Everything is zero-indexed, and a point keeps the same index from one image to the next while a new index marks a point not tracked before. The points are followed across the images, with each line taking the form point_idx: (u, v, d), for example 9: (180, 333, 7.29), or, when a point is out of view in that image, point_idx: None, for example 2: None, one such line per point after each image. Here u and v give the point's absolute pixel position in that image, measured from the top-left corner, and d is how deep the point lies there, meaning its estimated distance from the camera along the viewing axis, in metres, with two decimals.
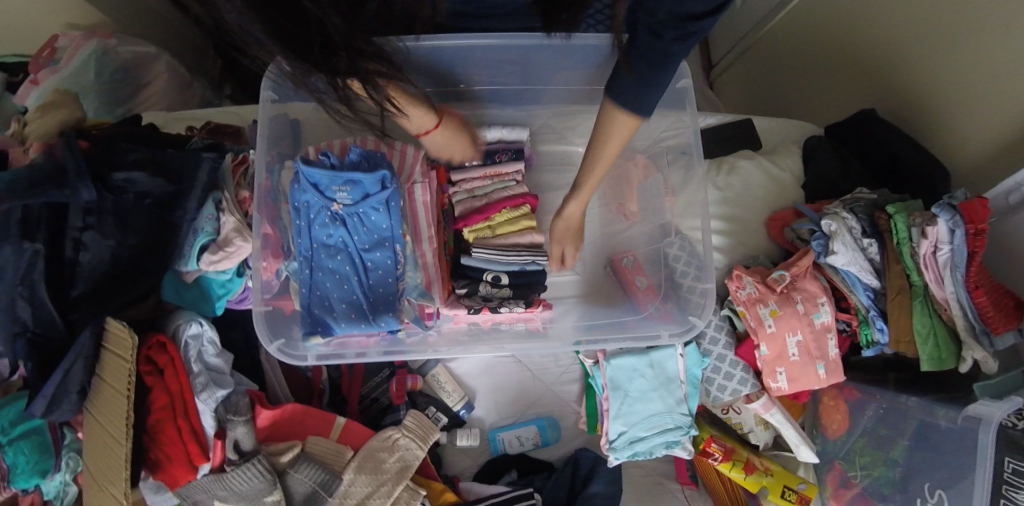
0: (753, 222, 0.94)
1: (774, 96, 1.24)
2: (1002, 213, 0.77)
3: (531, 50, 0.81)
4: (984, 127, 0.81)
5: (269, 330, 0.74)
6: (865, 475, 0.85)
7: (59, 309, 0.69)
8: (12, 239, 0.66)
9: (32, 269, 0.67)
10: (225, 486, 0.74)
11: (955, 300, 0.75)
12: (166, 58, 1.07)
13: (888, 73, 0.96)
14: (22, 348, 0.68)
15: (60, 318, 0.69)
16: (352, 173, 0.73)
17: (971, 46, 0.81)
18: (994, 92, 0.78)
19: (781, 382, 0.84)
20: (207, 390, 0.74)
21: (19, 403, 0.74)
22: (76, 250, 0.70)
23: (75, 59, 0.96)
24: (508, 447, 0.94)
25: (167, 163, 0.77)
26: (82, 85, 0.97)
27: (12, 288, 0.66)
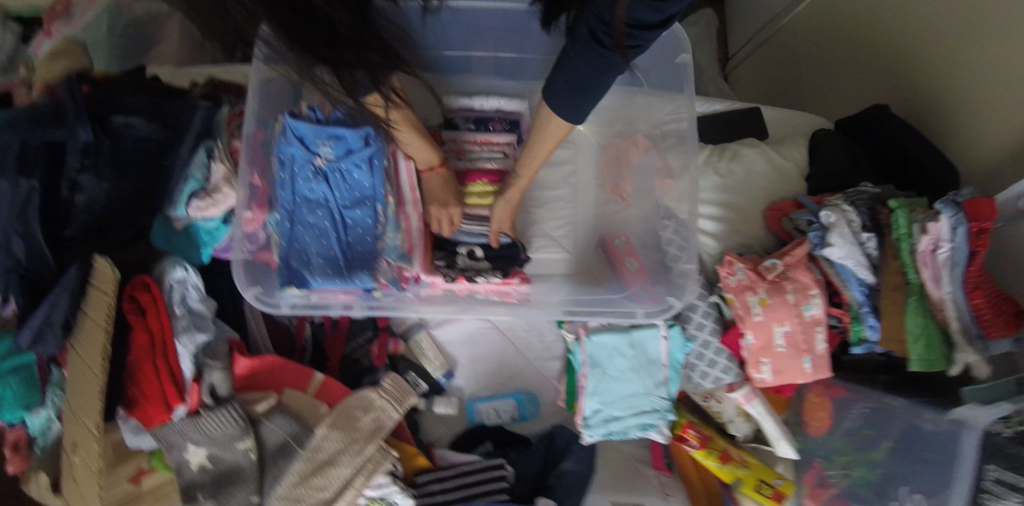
0: (751, 210, 0.92)
1: (784, 90, 1.22)
2: (1011, 217, 0.74)
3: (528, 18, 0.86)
4: (998, 126, 0.77)
5: (247, 276, 0.75)
6: (845, 475, 0.80)
7: (53, 247, 0.72)
8: (10, 173, 0.69)
9: (28, 205, 0.69)
10: (199, 430, 0.74)
11: (951, 300, 0.72)
12: (177, 18, 1.07)
13: (905, 67, 0.92)
14: (13, 282, 0.70)
15: (51, 255, 0.71)
16: (336, 128, 0.77)
17: (991, 43, 0.76)
18: (1007, 89, 0.74)
19: (765, 374, 0.82)
20: (187, 333, 0.75)
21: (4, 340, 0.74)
22: (71, 191, 0.72)
23: (89, 11, 0.99)
24: (485, 418, 0.95)
25: (164, 111, 0.80)
26: (94, 38, 0.99)
27: (8, 224, 0.68)
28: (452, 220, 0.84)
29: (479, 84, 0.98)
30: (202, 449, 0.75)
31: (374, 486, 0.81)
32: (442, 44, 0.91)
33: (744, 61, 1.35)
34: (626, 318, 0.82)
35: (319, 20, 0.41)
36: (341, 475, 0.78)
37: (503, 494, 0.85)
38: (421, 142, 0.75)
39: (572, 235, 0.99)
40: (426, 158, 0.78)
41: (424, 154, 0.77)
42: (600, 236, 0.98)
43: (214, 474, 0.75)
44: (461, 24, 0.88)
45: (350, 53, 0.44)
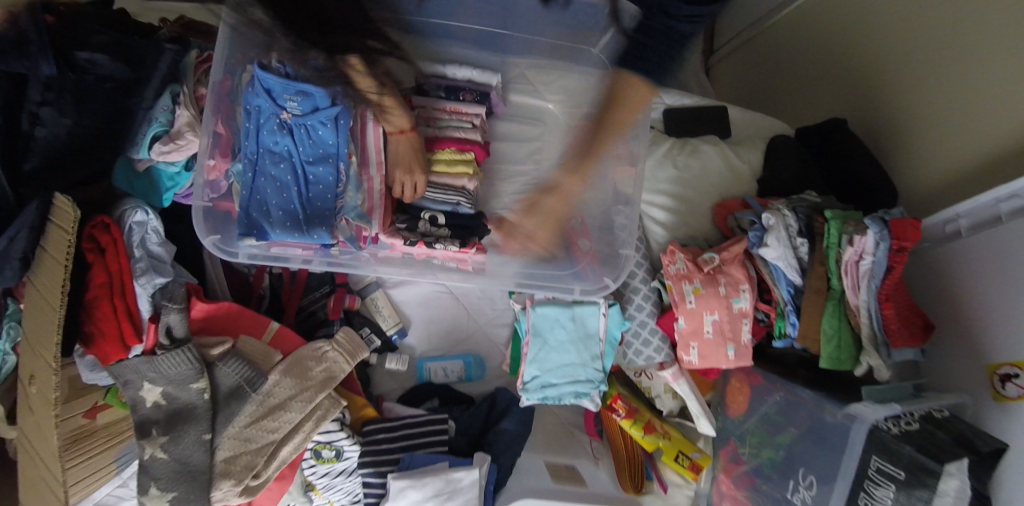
0: (702, 205, 0.97)
1: (757, 88, 1.26)
2: (935, 241, 0.84)
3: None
4: (947, 154, 0.85)
5: (206, 223, 0.77)
6: (753, 455, 0.89)
7: (12, 180, 0.72)
8: None
9: None
10: (155, 368, 0.79)
11: (865, 308, 0.81)
12: None
13: (873, 87, 0.97)
14: None
15: (11, 189, 0.71)
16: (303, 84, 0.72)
17: (957, 86, 0.82)
18: (965, 122, 0.81)
19: (692, 357, 0.89)
20: (145, 275, 0.78)
21: None
22: (32, 124, 0.71)
23: None
24: (433, 376, 1.00)
25: (130, 48, 0.77)
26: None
27: None
28: (416, 187, 0.84)
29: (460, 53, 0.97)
30: (157, 387, 0.79)
31: (321, 431, 0.87)
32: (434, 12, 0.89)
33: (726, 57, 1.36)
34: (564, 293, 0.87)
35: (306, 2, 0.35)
36: (290, 418, 0.84)
37: (442, 447, 0.92)
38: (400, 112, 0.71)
39: None
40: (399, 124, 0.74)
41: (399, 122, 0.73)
42: None
43: (168, 411, 0.80)
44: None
45: (338, 36, 0.38)
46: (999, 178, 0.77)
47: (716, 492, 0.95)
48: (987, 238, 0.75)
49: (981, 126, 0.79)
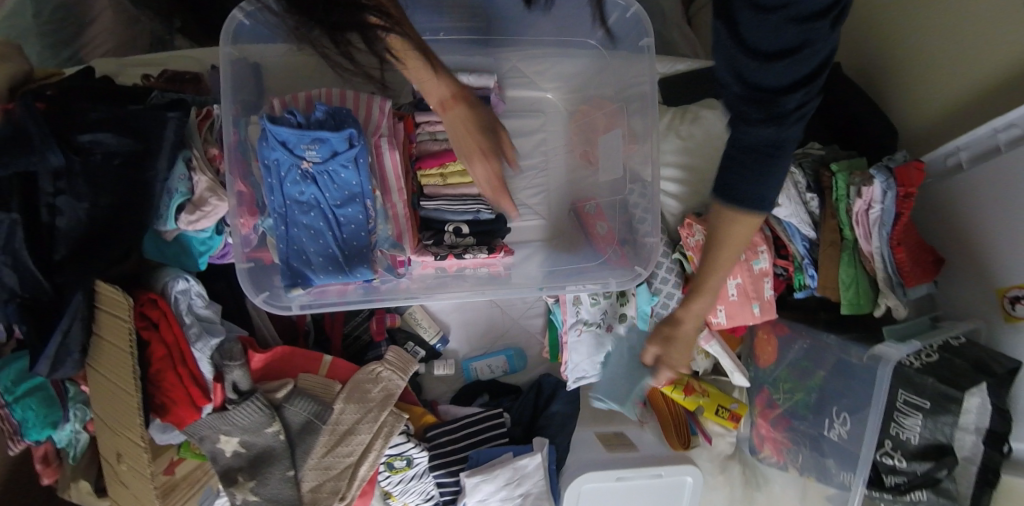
0: (709, 173, 0.99)
1: None
2: (940, 175, 0.88)
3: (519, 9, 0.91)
4: (946, 88, 0.87)
5: (253, 283, 0.79)
6: (788, 398, 0.97)
7: (45, 271, 0.74)
8: None
9: (14, 236, 0.72)
10: (228, 421, 0.83)
11: (878, 254, 0.86)
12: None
13: (867, 29, 0.99)
14: (15, 310, 0.73)
15: (45, 279, 0.73)
16: (319, 132, 0.75)
17: (950, 20, 0.84)
18: (957, 57, 0.84)
19: (720, 318, 0.94)
20: (201, 339, 0.80)
21: (22, 361, 0.83)
22: (52, 214, 0.74)
23: None
24: (480, 374, 1.06)
25: (131, 120, 0.76)
26: (22, 26, 1.03)
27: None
28: (496, 173, 0.69)
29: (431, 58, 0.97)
30: (234, 437, 0.84)
31: (392, 445, 0.93)
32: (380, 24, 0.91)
33: None
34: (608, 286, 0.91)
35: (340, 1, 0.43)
36: (361, 441, 0.90)
37: (503, 438, 0.98)
38: (421, 64, 0.57)
39: (546, 202, 1.06)
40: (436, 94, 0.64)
41: (440, 92, 0.64)
42: (571, 203, 1.07)
43: (249, 457, 0.85)
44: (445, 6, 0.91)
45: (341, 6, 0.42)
46: (993, 107, 0.81)
47: (757, 436, 1.04)
48: (987, 169, 0.79)
49: (974, 56, 0.81)
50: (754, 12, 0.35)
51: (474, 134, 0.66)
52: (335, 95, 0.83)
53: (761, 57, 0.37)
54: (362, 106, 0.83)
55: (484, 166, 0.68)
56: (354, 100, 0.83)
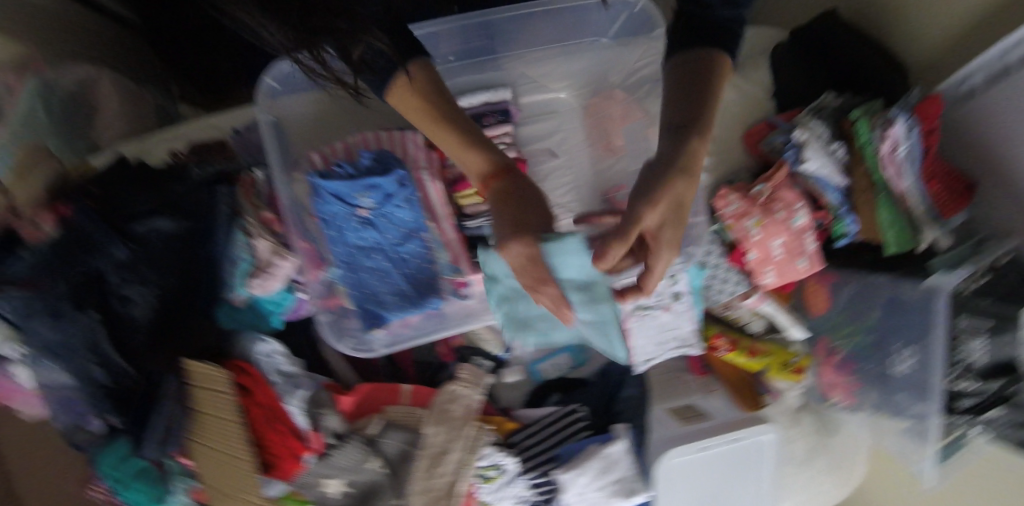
0: (732, 141, 1.02)
1: None
2: (957, 101, 0.90)
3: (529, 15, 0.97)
4: (944, 18, 0.88)
5: (337, 332, 0.84)
6: (847, 342, 1.02)
7: (127, 359, 0.76)
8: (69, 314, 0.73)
9: (94, 334, 0.74)
10: (331, 465, 0.88)
11: (911, 190, 0.87)
12: (107, 76, 1.09)
13: None
14: (104, 400, 0.78)
15: (132, 367, 0.77)
16: (370, 179, 0.80)
17: None
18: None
19: (769, 278, 0.97)
20: (291, 394, 0.85)
21: (122, 444, 0.83)
22: (123, 304, 0.75)
23: (18, 104, 0.96)
24: (547, 374, 1.10)
25: (180, 201, 0.78)
26: (36, 125, 0.97)
27: (84, 354, 0.75)
28: (534, 257, 0.53)
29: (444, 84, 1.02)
30: (337, 479, 0.88)
31: (483, 457, 0.96)
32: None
33: None
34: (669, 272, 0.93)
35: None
36: (454, 459, 0.93)
37: (586, 430, 1.04)
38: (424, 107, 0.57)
39: (578, 197, 1.03)
40: (473, 165, 0.59)
41: (476, 165, 0.58)
42: (602, 194, 1.02)
43: (357, 495, 0.89)
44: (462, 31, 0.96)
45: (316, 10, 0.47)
46: (995, 31, 0.81)
47: (825, 382, 1.09)
48: (1002, 90, 0.82)
49: None
50: None
51: (505, 201, 0.56)
52: (370, 140, 0.86)
53: None
54: (398, 142, 0.86)
55: (512, 246, 0.53)
56: (384, 139, 0.86)
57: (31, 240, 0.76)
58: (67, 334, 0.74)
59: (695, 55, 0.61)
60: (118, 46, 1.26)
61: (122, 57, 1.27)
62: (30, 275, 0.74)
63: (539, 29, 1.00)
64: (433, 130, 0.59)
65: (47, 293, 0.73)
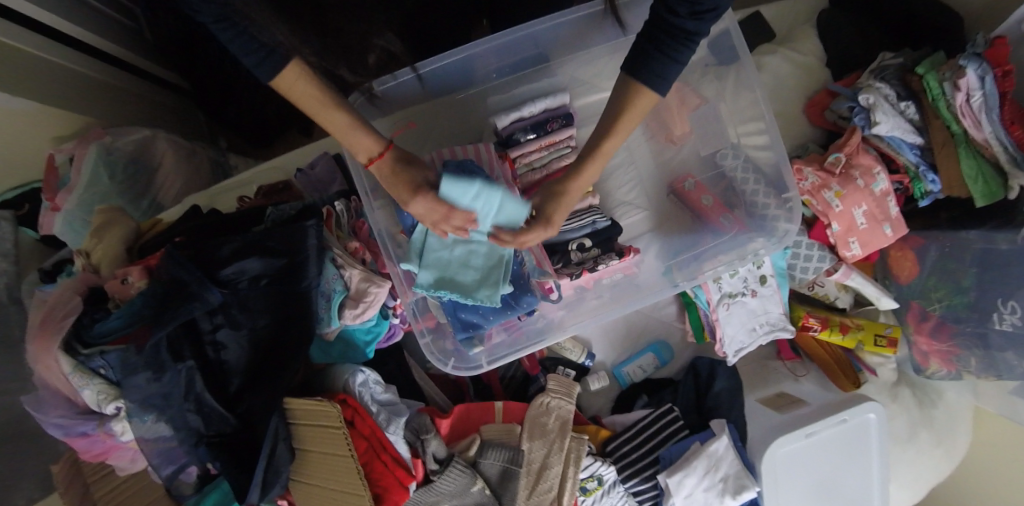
0: (793, 112, 1.06)
1: None
2: (1019, 41, 0.87)
3: (542, 35, 0.95)
4: None
5: (442, 353, 0.86)
6: (941, 305, 0.97)
7: (228, 405, 0.76)
8: (168, 365, 0.73)
9: (192, 384, 0.75)
10: (435, 492, 0.84)
11: (994, 139, 0.86)
12: (162, 135, 1.11)
13: None
14: (206, 450, 0.76)
15: (229, 413, 0.76)
16: None
17: None
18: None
19: (855, 249, 0.96)
20: (392, 423, 0.82)
21: (219, 489, 0.85)
22: (217, 350, 0.77)
23: (82, 169, 0.98)
24: (633, 376, 1.07)
25: (264, 241, 0.78)
26: (101, 190, 1.00)
27: (182, 404, 0.74)
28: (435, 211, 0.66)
29: (499, 97, 1.04)
30: (445, 504, 0.86)
31: (583, 468, 0.94)
32: (446, 78, 0.97)
33: None
34: (752, 254, 0.95)
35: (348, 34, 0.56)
36: (556, 473, 0.91)
37: (684, 430, 0.99)
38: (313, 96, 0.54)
39: (644, 193, 1.10)
40: (364, 147, 0.61)
41: (363, 146, 0.61)
42: (668, 186, 1.11)
43: None
44: (493, 52, 0.95)
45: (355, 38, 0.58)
46: None
47: (918, 353, 1.04)
48: None
49: None
50: None
51: (402, 184, 0.64)
52: (448, 154, 0.94)
53: None
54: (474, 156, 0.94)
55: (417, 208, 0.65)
56: (463, 151, 0.94)
57: (119, 296, 0.79)
58: (165, 387, 0.73)
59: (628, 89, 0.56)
60: (177, 108, 1.31)
61: (171, 120, 1.28)
62: (127, 331, 0.73)
63: (570, 39, 0.99)
64: (323, 108, 0.56)
65: (141, 349, 0.72)
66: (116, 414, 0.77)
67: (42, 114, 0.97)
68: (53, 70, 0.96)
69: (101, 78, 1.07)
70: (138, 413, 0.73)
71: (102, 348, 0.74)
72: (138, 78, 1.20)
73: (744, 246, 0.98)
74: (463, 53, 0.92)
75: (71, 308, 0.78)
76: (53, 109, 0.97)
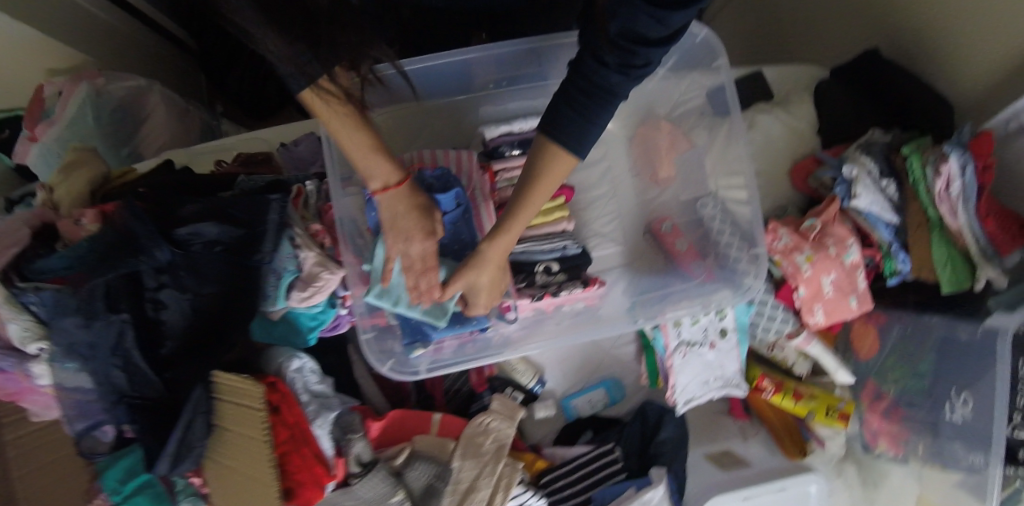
0: (778, 173, 1.07)
1: (781, 42, 1.33)
2: (1003, 138, 0.88)
3: (539, 53, 0.94)
4: (992, 59, 0.89)
5: (379, 353, 0.82)
6: (896, 385, 0.98)
7: (156, 369, 0.72)
8: (101, 314, 0.69)
9: (123, 338, 0.70)
10: (353, 496, 0.82)
11: (967, 229, 0.87)
12: (158, 88, 1.09)
13: (894, 18, 1.04)
14: (124, 412, 0.72)
15: (156, 377, 0.72)
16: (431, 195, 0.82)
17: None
18: (989, 12, 0.87)
19: (819, 317, 0.95)
20: (320, 416, 0.79)
21: (129, 458, 0.80)
22: (156, 310, 0.73)
23: (68, 107, 0.97)
24: (581, 411, 1.04)
25: (230, 209, 0.77)
26: (81, 131, 0.98)
27: (108, 358, 0.70)
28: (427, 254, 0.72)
29: (493, 109, 1.05)
30: None
31: (512, 497, 0.89)
32: (432, 84, 0.96)
33: (744, 21, 1.44)
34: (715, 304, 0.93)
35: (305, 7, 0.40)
36: (483, 497, 0.87)
37: (620, 472, 0.97)
38: (347, 121, 0.56)
39: (621, 228, 1.09)
40: (382, 174, 0.63)
41: (383, 172, 0.63)
42: (646, 224, 1.10)
43: None
44: (492, 61, 0.95)
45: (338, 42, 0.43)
46: None
47: (868, 431, 1.04)
48: None
49: (1003, 29, 0.86)
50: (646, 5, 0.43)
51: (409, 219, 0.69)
52: (427, 157, 0.93)
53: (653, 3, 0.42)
54: (454, 161, 0.93)
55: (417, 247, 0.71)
56: (444, 157, 0.93)
57: (68, 236, 0.76)
58: (93, 337, 0.70)
59: (543, 158, 0.58)
60: (174, 63, 1.30)
61: (172, 76, 1.28)
62: (67, 274, 0.72)
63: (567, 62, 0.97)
64: (347, 132, 0.57)
65: (77, 293, 0.70)
66: (37, 356, 0.74)
67: (40, 48, 0.96)
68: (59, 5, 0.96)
69: (102, 18, 1.06)
70: (61, 359, 0.72)
71: (39, 285, 0.72)
72: (140, 26, 1.19)
73: (708, 294, 0.97)
74: (461, 57, 0.91)
75: (18, 237, 0.76)
76: (50, 43, 0.96)
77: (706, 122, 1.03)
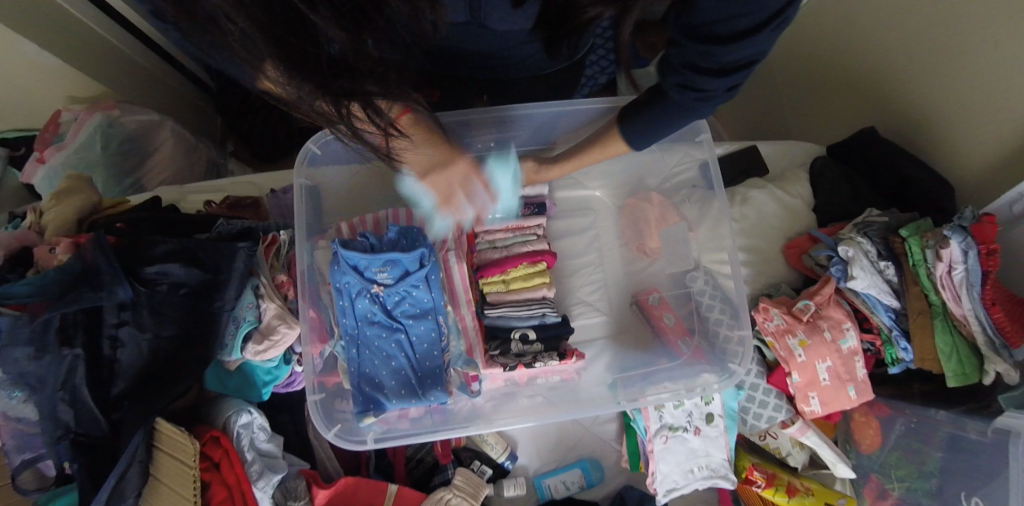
0: (772, 250, 1.01)
1: (779, 121, 1.34)
2: (1007, 223, 0.83)
3: (540, 120, 0.95)
4: (993, 141, 0.86)
5: (326, 417, 0.78)
6: (901, 486, 0.89)
7: (104, 408, 0.68)
8: (51, 349, 0.65)
9: (72, 374, 0.66)
10: None
11: (973, 316, 0.80)
12: (169, 124, 1.12)
13: (889, 99, 1.03)
14: (66, 448, 0.66)
15: (104, 419, 0.67)
16: (390, 253, 0.81)
17: (978, 79, 0.87)
18: (987, 94, 0.86)
19: (814, 406, 0.88)
20: (263, 477, 0.76)
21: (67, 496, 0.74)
22: (113, 347, 0.69)
23: (79, 134, 1.00)
24: (554, 493, 0.95)
25: (200, 251, 0.74)
26: (88, 159, 1.02)
27: (54, 393, 0.66)
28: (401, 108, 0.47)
29: None
30: None
31: None
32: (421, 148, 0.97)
33: (743, 96, 1.45)
34: (701, 388, 0.85)
35: (307, 40, 0.37)
36: None
37: None
38: None
39: (607, 298, 1.07)
40: None
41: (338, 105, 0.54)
42: (633, 296, 1.07)
43: None
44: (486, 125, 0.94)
45: (339, 77, 0.41)
46: None
47: None
48: None
49: (1005, 107, 0.84)
50: (694, 44, 0.46)
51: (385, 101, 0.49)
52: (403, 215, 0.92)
53: (698, 40, 0.45)
54: (429, 222, 0.91)
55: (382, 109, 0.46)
56: (421, 216, 0.92)
57: (41, 263, 0.74)
58: (42, 370, 0.66)
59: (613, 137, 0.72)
60: (197, 106, 1.35)
61: (189, 115, 1.32)
62: (28, 302, 0.67)
63: (569, 124, 0.98)
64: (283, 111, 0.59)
65: (33, 320, 0.65)
66: None
67: (60, 73, 1.00)
68: (92, 46, 1.01)
69: (128, 52, 1.10)
70: (8, 387, 0.68)
71: None
72: (171, 71, 1.25)
73: (694, 378, 0.88)
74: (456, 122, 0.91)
75: None
76: (72, 72, 1.00)
77: (698, 195, 0.98)
